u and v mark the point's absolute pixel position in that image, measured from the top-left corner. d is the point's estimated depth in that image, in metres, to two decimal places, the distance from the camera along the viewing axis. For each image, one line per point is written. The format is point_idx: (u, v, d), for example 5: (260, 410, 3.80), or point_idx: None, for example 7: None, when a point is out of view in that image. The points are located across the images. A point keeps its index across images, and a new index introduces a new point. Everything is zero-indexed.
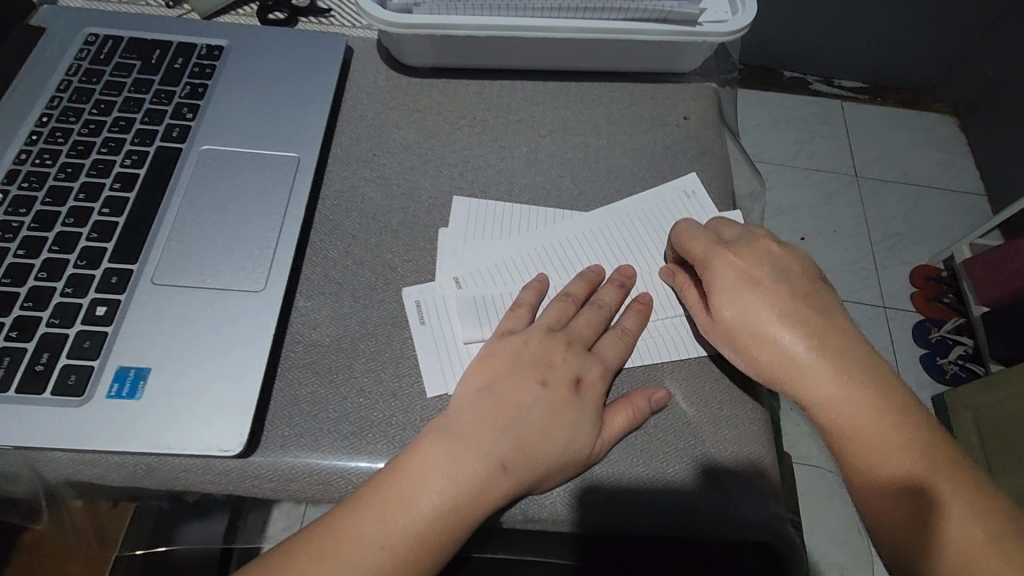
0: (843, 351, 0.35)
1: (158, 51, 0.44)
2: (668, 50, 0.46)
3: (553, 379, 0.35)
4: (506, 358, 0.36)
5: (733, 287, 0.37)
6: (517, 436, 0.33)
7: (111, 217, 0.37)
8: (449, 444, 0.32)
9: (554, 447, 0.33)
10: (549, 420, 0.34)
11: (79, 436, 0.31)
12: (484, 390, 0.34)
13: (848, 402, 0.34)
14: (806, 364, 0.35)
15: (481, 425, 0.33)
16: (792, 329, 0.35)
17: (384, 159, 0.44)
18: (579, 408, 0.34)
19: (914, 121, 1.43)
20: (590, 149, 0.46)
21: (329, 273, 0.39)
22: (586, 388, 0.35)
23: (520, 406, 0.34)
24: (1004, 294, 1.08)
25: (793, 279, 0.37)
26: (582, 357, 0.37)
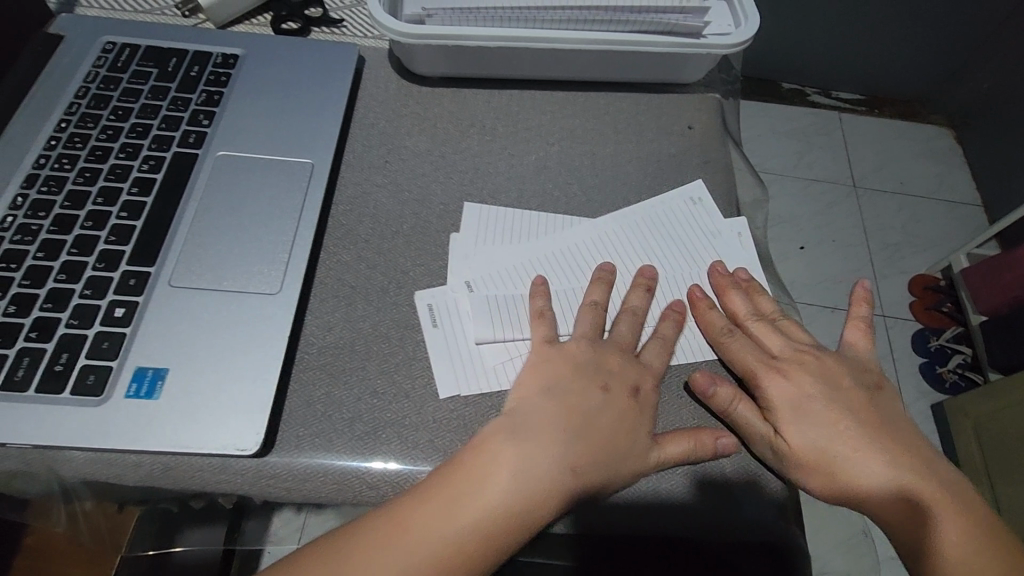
0: (851, 401, 0.37)
1: (174, 59, 0.45)
2: (673, 62, 0.48)
3: (614, 385, 0.35)
4: (564, 364, 0.36)
5: (745, 359, 0.38)
6: (582, 441, 0.33)
7: (129, 220, 0.38)
8: (516, 444, 0.32)
9: (622, 451, 0.33)
10: (616, 425, 0.34)
11: (98, 435, 0.32)
12: (547, 394, 0.35)
13: (861, 447, 0.35)
14: (812, 416, 0.36)
15: (552, 428, 0.33)
16: (808, 382, 0.38)
17: (395, 166, 0.45)
18: (638, 414, 0.35)
19: (910, 132, 1.45)
20: (597, 157, 0.47)
21: (342, 277, 0.40)
22: (644, 397, 0.36)
23: (589, 410, 0.34)
24: (1002, 303, 1.09)
25: (808, 356, 0.39)
26: (634, 365, 0.37)
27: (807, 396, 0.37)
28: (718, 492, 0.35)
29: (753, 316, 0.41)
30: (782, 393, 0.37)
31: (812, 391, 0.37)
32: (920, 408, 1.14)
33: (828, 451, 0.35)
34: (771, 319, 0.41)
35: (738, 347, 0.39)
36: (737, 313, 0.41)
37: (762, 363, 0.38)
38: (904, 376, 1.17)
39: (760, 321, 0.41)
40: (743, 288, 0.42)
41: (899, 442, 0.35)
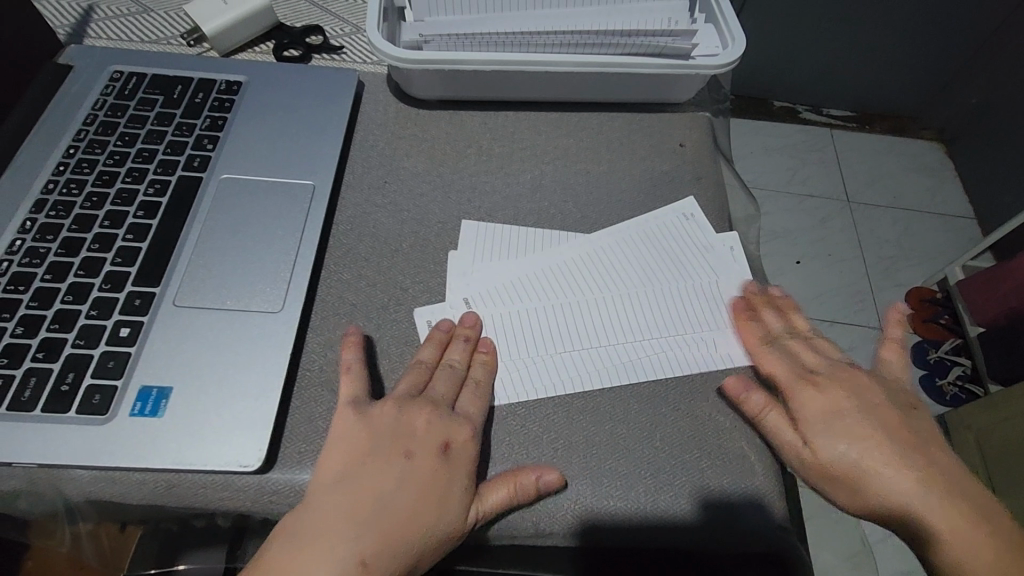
0: (881, 413, 0.36)
1: (180, 87, 0.46)
2: (663, 82, 0.49)
3: (417, 450, 0.33)
4: (367, 434, 0.34)
5: (781, 372, 0.39)
6: (378, 527, 0.31)
7: (135, 242, 0.39)
8: (308, 544, 0.30)
9: (422, 528, 0.31)
10: (415, 499, 0.32)
11: (103, 453, 0.32)
12: (346, 474, 0.32)
13: (885, 455, 0.34)
14: (844, 428, 0.36)
15: (343, 521, 0.31)
16: (835, 391, 0.37)
17: (395, 186, 0.46)
18: (437, 476, 0.33)
19: (902, 147, 1.47)
20: (591, 175, 0.48)
21: (343, 295, 0.40)
22: (456, 449, 0.34)
23: (383, 491, 0.32)
24: (998, 315, 1.09)
25: (844, 370, 0.39)
26: (447, 418, 0.35)
27: (840, 406, 0.37)
28: (720, 502, 0.35)
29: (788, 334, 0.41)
30: (815, 405, 0.37)
31: (846, 404, 0.37)
32: None
33: (856, 460, 0.35)
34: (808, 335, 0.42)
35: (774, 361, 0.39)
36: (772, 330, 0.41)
37: (797, 378, 0.38)
38: None
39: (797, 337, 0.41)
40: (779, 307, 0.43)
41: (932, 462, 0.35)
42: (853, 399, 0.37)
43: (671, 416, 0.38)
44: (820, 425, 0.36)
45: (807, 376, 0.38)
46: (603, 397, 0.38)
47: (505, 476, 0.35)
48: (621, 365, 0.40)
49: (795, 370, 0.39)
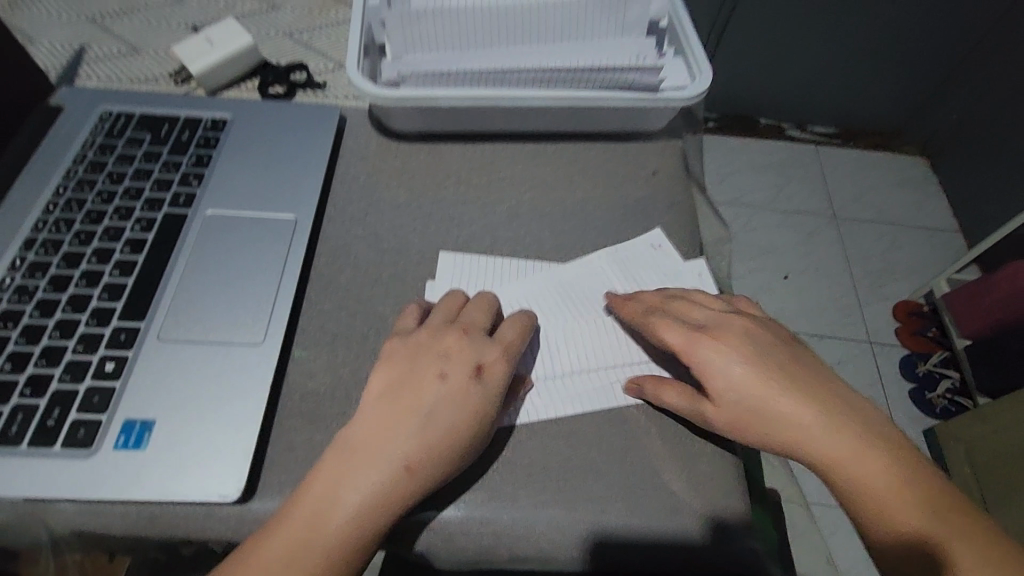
0: (786, 386, 0.38)
1: (167, 126, 0.48)
2: (634, 114, 0.51)
3: (453, 371, 0.37)
4: (411, 356, 0.38)
5: (744, 381, 0.38)
6: (421, 437, 0.35)
7: (121, 278, 0.40)
8: (350, 456, 0.34)
9: (462, 436, 0.35)
10: (454, 410, 0.35)
11: (87, 486, 0.33)
12: (391, 396, 0.36)
13: (800, 419, 0.37)
14: (818, 439, 0.37)
15: (388, 437, 0.35)
16: (741, 359, 0.38)
17: (375, 218, 0.47)
18: (472, 390, 0.36)
19: (884, 163, 1.50)
20: (566, 204, 0.50)
21: (324, 326, 0.42)
22: (489, 373, 0.37)
23: (423, 408, 0.36)
24: (984, 328, 1.11)
25: (728, 334, 0.40)
26: (477, 343, 0.38)
27: (731, 372, 0.38)
28: (692, 524, 0.36)
29: (743, 331, 0.40)
30: (793, 417, 0.37)
31: (820, 417, 0.37)
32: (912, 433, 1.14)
33: (758, 421, 0.37)
34: (759, 329, 0.40)
35: (731, 366, 0.38)
36: (728, 330, 0.40)
37: (765, 386, 0.37)
38: (894, 401, 1.18)
39: (751, 332, 0.40)
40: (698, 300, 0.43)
41: (900, 469, 0.36)
42: (823, 411, 0.37)
43: (644, 439, 0.39)
44: (796, 438, 0.37)
45: (782, 383, 0.38)
46: (576, 422, 0.39)
47: (481, 502, 0.36)
48: (591, 391, 0.41)
49: (766, 375, 0.38)
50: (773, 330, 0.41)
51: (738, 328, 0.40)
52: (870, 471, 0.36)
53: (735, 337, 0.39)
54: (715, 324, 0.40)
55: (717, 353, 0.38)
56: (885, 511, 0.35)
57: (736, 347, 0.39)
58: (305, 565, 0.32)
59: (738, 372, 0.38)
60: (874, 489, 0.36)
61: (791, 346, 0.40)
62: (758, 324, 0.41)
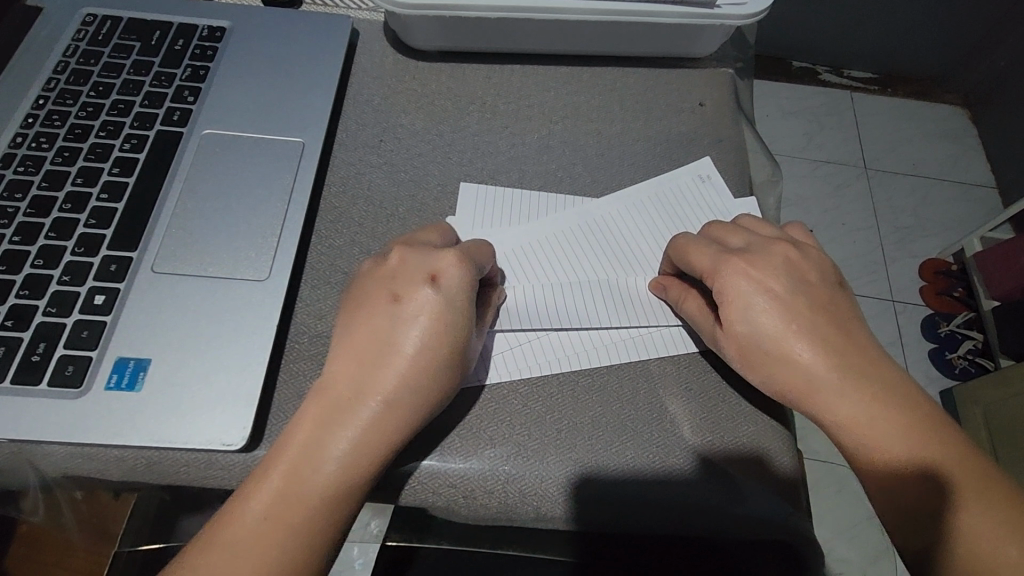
0: (838, 341, 0.33)
1: (158, 32, 0.42)
2: (682, 33, 0.45)
3: (403, 289, 0.32)
4: (371, 290, 0.33)
5: (765, 318, 0.34)
6: (392, 372, 0.31)
7: (110, 202, 0.36)
8: (327, 404, 0.31)
9: (431, 357, 0.31)
10: (416, 333, 0.32)
11: (77, 428, 0.30)
12: (360, 330, 0.32)
13: (832, 376, 0.32)
14: (835, 387, 0.32)
15: (358, 379, 0.31)
16: (784, 305, 0.34)
17: (391, 145, 0.43)
18: (424, 305, 0.32)
19: (924, 112, 1.41)
20: (603, 136, 0.45)
21: (335, 262, 0.38)
22: (444, 281, 0.32)
23: (388, 337, 0.32)
24: (1015, 289, 1.06)
25: (786, 280, 0.35)
26: (425, 257, 0.33)
27: (770, 316, 0.34)
28: (732, 490, 0.32)
29: (784, 261, 0.35)
30: (811, 359, 0.33)
31: (838, 360, 0.33)
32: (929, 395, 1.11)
33: (785, 367, 0.33)
34: (805, 262, 0.36)
35: (758, 299, 0.34)
36: (766, 258, 0.35)
37: (788, 324, 0.33)
38: (914, 362, 1.14)
39: (793, 263, 0.36)
40: (746, 225, 0.38)
41: (935, 453, 0.31)
42: (844, 354, 0.33)
43: (683, 396, 0.36)
44: (817, 384, 0.32)
45: (809, 320, 0.34)
46: (610, 375, 0.36)
47: (506, 458, 0.33)
48: (631, 340, 0.37)
49: (794, 312, 0.34)
50: (821, 263, 0.37)
51: (778, 258, 0.36)
52: (890, 424, 0.32)
53: (772, 266, 0.35)
54: (756, 249, 0.36)
55: (743, 277, 0.35)
56: (900, 469, 0.31)
57: (768, 277, 0.35)
58: (286, 518, 0.29)
59: (760, 310, 0.34)
60: (889, 446, 0.31)
61: (838, 288, 0.36)
62: (807, 256, 0.36)
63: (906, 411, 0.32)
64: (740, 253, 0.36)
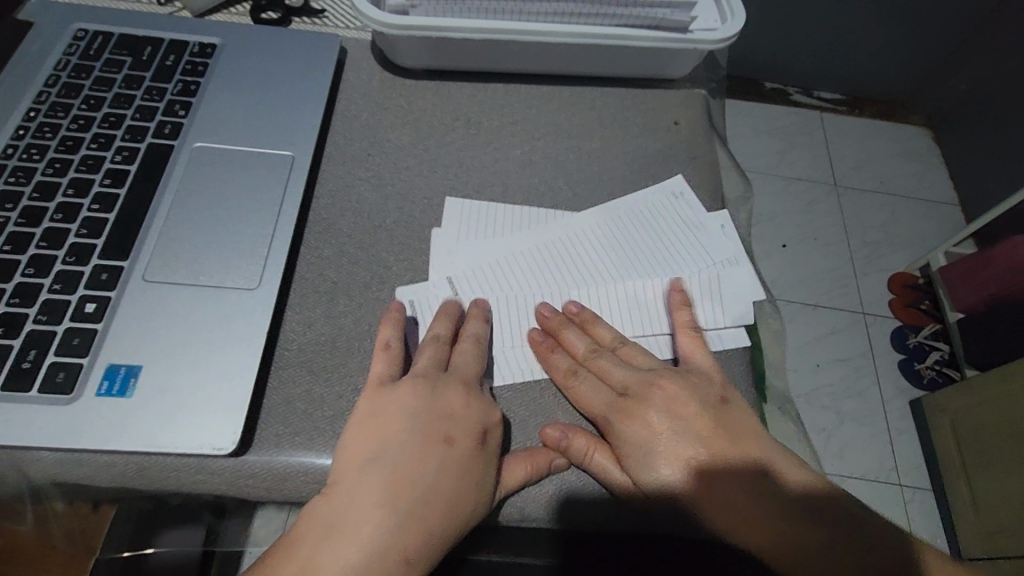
0: (714, 460, 0.34)
1: (149, 48, 0.44)
2: (658, 57, 0.47)
3: (459, 436, 0.33)
4: (396, 414, 0.33)
5: (662, 482, 0.34)
6: (413, 517, 0.30)
7: (102, 213, 0.37)
8: (332, 543, 0.29)
9: (463, 513, 0.31)
10: (454, 486, 0.31)
11: (67, 435, 0.30)
12: (380, 456, 0.32)
13: (724, 493, 0.34)
14: (731, 506, 0.33)
15: (379, 514, 0.30)
16: (673, 429, 0.35)
17: (379, 160, 0.44)
18: (488, 463, 0.33)
19: (890, 132, 1.47)
20: (582, 152, 0.47)
21: (323, 272, 0.39)
22: (492, 438, 0.33)
23: (421, 477, 0.31)
24: (977, 301, 1.10)
25: (664, 391, 0.36)
26: (480, 400, 0.34)
27: (659, 441, 0.35)
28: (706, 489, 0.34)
29: (660, 394, 0.36)
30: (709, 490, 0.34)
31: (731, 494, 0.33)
32: (898, 404, 1.15)
33: (688, 489, 0.34)
34: (673, 389, 0.36)
35: (656, 441, 0.35)
36: (648, 397, 0.36)
37: (684, 457, 0.34)
38: (884, 372, 1.18)
39: (675, 396, 0.36)
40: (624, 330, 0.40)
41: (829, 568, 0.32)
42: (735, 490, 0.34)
43: None
44: (714, 518, 0.33)
45: (693, 445, 0.35)
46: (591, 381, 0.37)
47: None
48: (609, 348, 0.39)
49: (688, 445, 0.35)
50: (696, 384, 0.37)
51: (652, 388, 0.36)
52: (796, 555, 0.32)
53: (653, 404, 0.36)
54: (636, 395, 0.36)
55: (638, 429, 0.35)
56: None
57: (654, 420, 0.36)
58: None
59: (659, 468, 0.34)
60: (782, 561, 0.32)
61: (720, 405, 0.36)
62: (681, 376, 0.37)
63: (812, 552, 0.32)
64: (615, 399, 0.36)
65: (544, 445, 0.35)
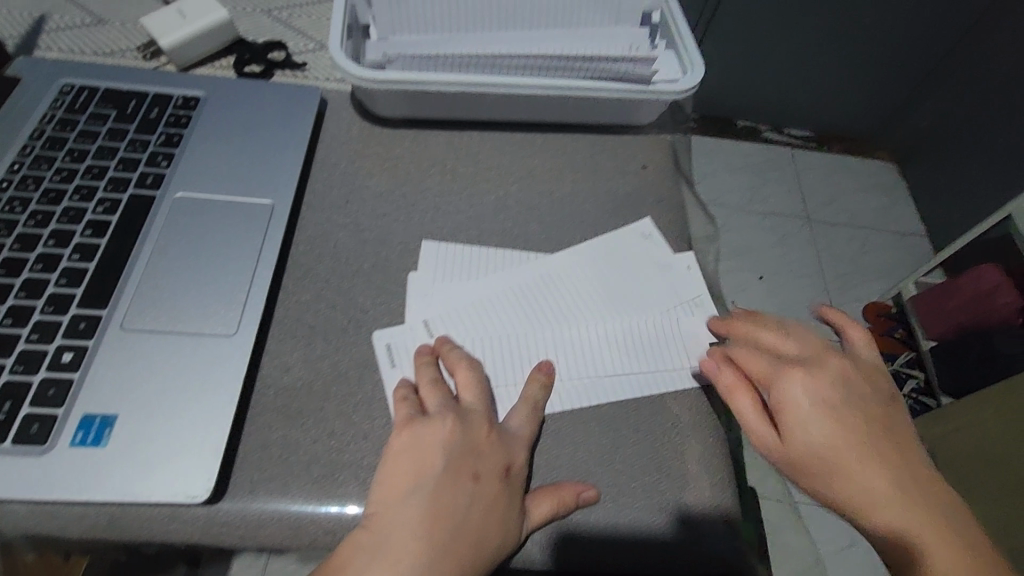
0: (878, 441, 0.35)
1: (134, 101, 0.45)
2: (624, 106, 0.50)
3: (485, 473, 0.33)
4: (431, 447, 0.33)
5: (823, 432, 0.35)
6: (451, 551, 0.31)
7: (82, 263, 0.37)
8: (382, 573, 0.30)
9: (491, 548, 0.32)
10: (487, 521, 0.32)
11: (40, 486, 0.31)
12: (416, 491, 0.32)
13: (866, 463, 0.34)
14: (867, 474, 0.34)
15: (417, 549, 0.31)
16: (841, 396, 0.36)
17: (357, 206, 0.46)
18: (512, 500, 0.33)
19: (857, 168, 1.53)
20: (555, 196, 0.49)
21: (301, 317, 0.40)
22: (514, 474, 0.34)
23: (455, 512, 0.32)
24: (948, 329, 1.14)
25: (827, 363, 0.38)
26: (500, 438, 0.35)
27: (823, 401, 0.36)
28: (674, 525, 0.35)
29: (838, 372, 0.37)
30: (859, 454, 0.34)
31: (894, 477, 0.33)
32: None
33: (829, 450, 0.34)
34: (853, 375, 0.38)
35: (807, 402, 0.36)
36: (823, 369, 0.37)
37: (832, 419, 0.35)
38: None
39: (846, 376, 0.37)
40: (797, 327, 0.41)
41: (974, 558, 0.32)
42: (898, 471, 0.34)
43: (628, 434, 0.38)
44: (853, 486, 0.34)
45: (842, 412, 0.35)
46: (565, 420, 0.38)
47: None
48: (581, 386, 0.40)
49: (836, 416, 0.35)
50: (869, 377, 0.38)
51: (832, 366, 0.38)
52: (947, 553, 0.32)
53: (831, 377, 0.37)
54: (808, 361, 0.38)
55: (803, 389, 0.36)
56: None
57: (828, 387, 0.36)
58: None
59: (814, 429, 0.35)
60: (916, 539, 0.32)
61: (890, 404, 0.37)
62: (857, 369, 0.38)
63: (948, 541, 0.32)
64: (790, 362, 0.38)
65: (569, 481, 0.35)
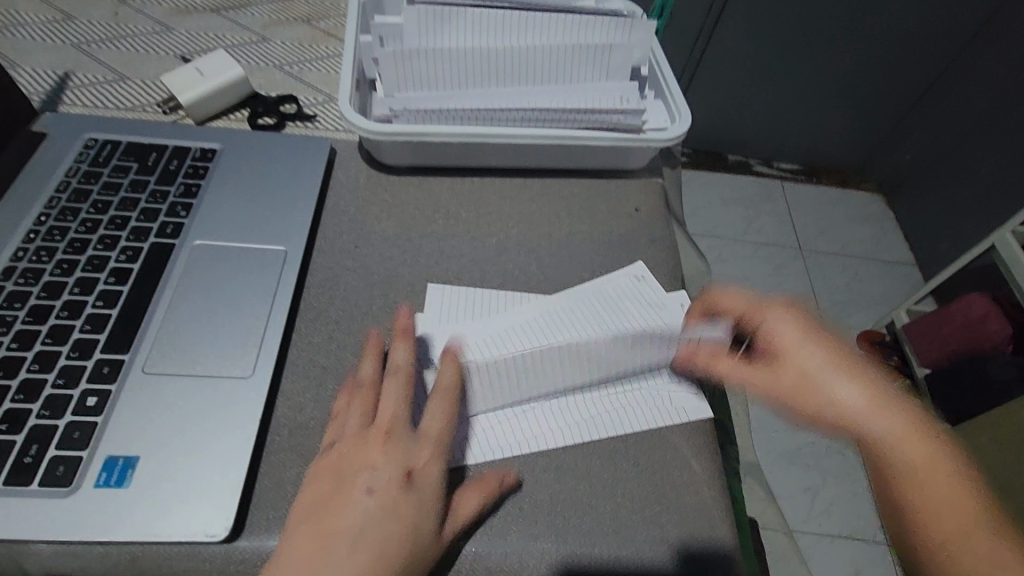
0: (856, 357, 0.39)
1: (154, 154, 0.48)
2: (618, 153, 0.53)
3: (379, 484, 0.34)
4: (330, 467, 0.35)
5: (811, 348, 0.39)
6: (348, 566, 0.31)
7: (105, 309, 0.39)
8: None
9: (393, 558, 0.32)
10: (383, 529, 0.32)
11: (64, 527, 0.32)
12: (310, 513, 0.33)
13: (850, 372, 0.38)
14: (856, 386, 0.38)
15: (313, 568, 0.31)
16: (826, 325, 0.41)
17: (365, 251, 0.48)
18: (410, 504, 0.34)
19: (846, 199, 1.57)
20: (553, 238, 0.51)
21: (313, 358, 0.41)
22: (417, 478, 0.35)
23: (347, 524, 0.32)
24: (942, 357, 1.15)
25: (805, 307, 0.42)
26: (401, 446, 0.36)
27: (808, 327, 0.40)
28: (675, 556, 0.36)
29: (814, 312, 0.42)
30: (847, 370, 0.38)
31: (877, 389, 0.37)
32: None
33: (814, 362, 0.39)
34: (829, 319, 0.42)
35: (791, 324, 0.40)
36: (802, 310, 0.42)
37: (816, 337, 0.39)
38: None
39: (823, 315, 0.42)
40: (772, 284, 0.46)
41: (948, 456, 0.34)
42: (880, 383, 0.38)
43: (629, 467, 0.40)
44: (839, 394, 0.38)
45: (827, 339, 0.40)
46: (568, 454, 0.40)
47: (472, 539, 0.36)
48: (577, 427, 0.41)
49: (819, 336, 0.40)
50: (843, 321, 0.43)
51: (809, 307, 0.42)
52: (933, 452, 0.34)
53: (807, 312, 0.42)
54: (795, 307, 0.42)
55: (790, 320, 0.41)
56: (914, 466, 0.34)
57: (810, 319, 0.41)
58: None
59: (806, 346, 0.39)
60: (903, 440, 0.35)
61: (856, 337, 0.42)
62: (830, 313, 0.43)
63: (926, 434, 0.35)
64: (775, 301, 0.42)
65: (490, 472, 0.38)
